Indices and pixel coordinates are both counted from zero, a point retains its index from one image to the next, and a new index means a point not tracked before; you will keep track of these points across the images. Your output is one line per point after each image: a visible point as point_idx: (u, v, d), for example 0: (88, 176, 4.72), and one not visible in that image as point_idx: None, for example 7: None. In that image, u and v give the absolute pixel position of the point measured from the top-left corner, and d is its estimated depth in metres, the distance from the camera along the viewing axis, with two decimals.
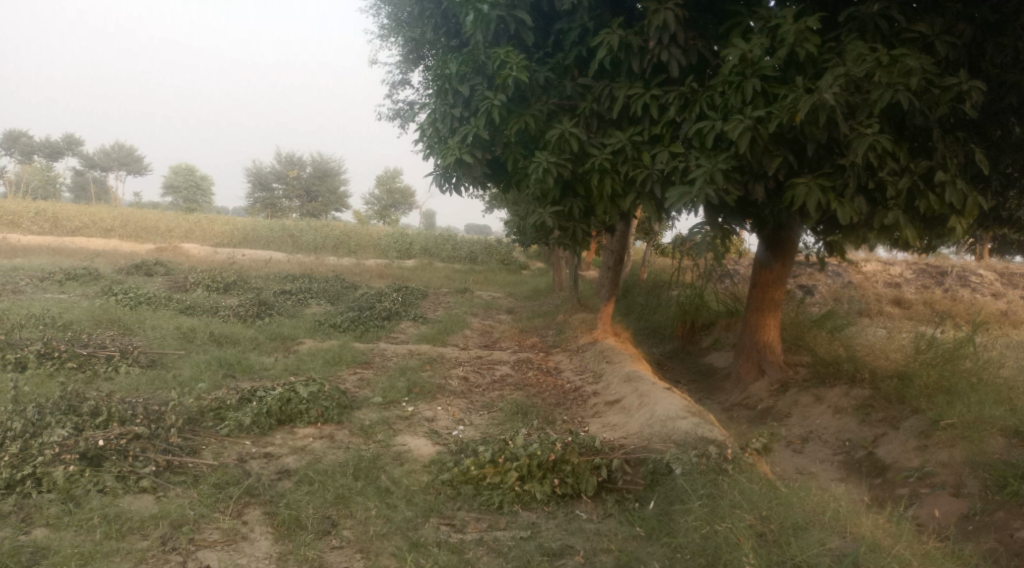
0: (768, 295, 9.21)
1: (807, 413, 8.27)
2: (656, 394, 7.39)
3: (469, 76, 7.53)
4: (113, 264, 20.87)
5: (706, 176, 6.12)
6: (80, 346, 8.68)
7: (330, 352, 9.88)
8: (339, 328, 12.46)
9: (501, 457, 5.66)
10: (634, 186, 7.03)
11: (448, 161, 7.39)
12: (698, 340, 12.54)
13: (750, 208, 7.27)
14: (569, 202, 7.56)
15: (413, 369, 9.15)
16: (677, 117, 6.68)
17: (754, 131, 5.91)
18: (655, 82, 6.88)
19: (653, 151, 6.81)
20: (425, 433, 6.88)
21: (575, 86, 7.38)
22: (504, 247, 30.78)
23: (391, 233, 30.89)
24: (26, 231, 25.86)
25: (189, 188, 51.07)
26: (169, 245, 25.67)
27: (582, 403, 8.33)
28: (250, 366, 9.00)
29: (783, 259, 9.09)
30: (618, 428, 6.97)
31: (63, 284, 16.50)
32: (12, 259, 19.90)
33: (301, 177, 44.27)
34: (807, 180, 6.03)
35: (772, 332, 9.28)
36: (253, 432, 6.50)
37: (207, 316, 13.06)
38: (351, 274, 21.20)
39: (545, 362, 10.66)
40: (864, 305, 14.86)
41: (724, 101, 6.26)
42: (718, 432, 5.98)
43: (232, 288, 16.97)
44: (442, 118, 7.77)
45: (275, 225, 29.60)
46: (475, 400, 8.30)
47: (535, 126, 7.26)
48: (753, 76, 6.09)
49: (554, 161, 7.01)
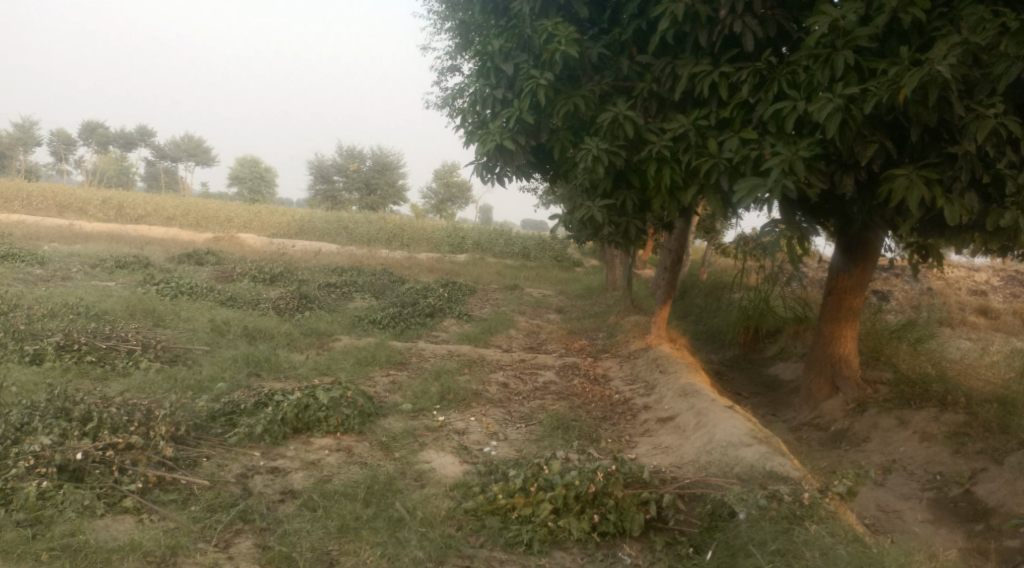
0: (844, 303, 8.25)
1: (889, 439, 7.37)
2: (715, 413, 6.55)
3: (514, 54, 6.83)
4: (166, 252, 20.75)
5: (784, 165, 5.27)
6: (102, 338, 8.23)
7: (364, 351, 9.24)
8: (379, 324, 11.85)
9: (534, 485, 4.90)
10: (697, 177, 6.17)
11: (487, 147, 6.67)
12: (761, 349, 11.55)
13: (832, 204, 6.35)
14: (622, 194, 6.71)
15: (449, 373, 8.44)
16: (750, 98, 5.82)
17: (845, 112, 5.02)
18: (726, 57, 6.01)
19: (720, 138, 5.95)
20: (454, 449, 6.16)
21: (633, 65, 6.60)
22: (559, 244, 29.92)
23: (445, 227, 30.32)
24: (93, 218, 26.18)
25: (253, 179, 51.65)
26: (226, 234, 25.61)
27: (631, 418, 7.52)
28: (277, 365, 8.43)
29: (863, 263, 8.11)
30: (671, 451, 6.16)
31: (112, 271, 16.33)
32: (71, 245, 19.93)
33: (360, 170, 44.13)
34: (908, 171, 5.07)
35: (849, 344, 8.29)
36: (263, 441, 5.88)
37: (247, 309, 12.62)
38: (401, 267, 20.68)
39: (594, 368, 9.85)
40: (945, 313, 13.65)
41: (808, 77, 5.38)
42: (789, 466, 5.12)
43: (278, 279, 16.57)
44: (482, 100, 7.05)
45: (331, 217, 29.36)
46: (513, 411, 7.56)
47: (585, 109, 6.46)
48: (844, 48, 5.20)
49: (606, 149, 6.20)
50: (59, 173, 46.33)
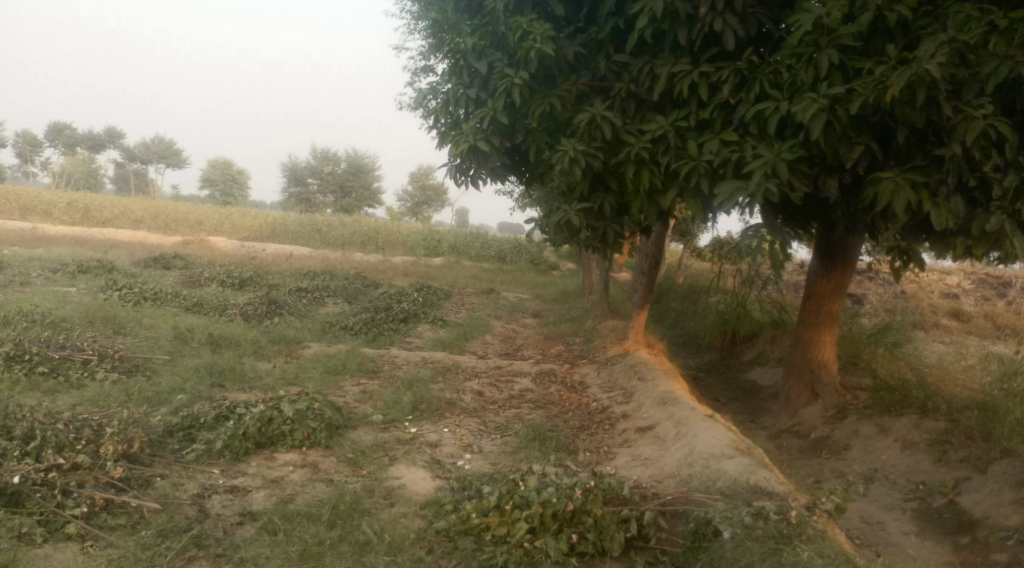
0: (823, 307, 8.11)
1: (871, 447, 7.24)
2: (695, 423, 6.36)
3: (487, 52, 6.60)
4: (133, 256, 20.21)
5: (766, 168, 5.08)
6: (56, 348, 7.85)
7: (334, 358, 8.94)
8: (350, 331, 11.55)
9: (509, 503, 4.66)
10: (676, 180, 5.97)
11: (460, 149, 6.43)
12: (739, 353, 11.43)
13: (813, 208, 6.19)
14: (599, 198, 6.48)
15: (421, 382, 8.18)
16: (731, 98, 5.63)
17: (829, 112, 4.84)
18: (706, 57, 5.82)
19: (700, 139, 5.76)
20: (425, 463, 5.90)
21: (610, 65, 6.39)
22: (535, 247, 29.70)
23: (420, 230, 29.98)
24: (57, 221, 25.49)
25: (225, 181, 50.89)
26: (196, 237, 25.06)
27: (608, 428, 7.31)
28: (242, 375, 8.10)
29: (842, 267, 7.97)
30: (651, 463, 5.95)
31: (75, 276, 15.82)
32: (33, 249, 19.31)
33: (334, 173, 43.62)
34: (894, 174, 4.91)
35: (828, 350, 8.15)
36: (223, 458, 5.59)
37: (214, 315, 12.23)
38: (374, 271, 20.33)
39: (570, 375, 9.63)
40: (920, 316, 13.63)
41: (791, 77, 5.20)
42: (774, 480, 4.93)
43: (248, 284, 16.17)
44: (455, 99, 6.80)
45: (304, 220, 28.90)
46: (488, 421, 7.31)
47: (561, 109, 6.24)
48: (829, 46, 5.03)
49: (582, 151, 5.98)
50: (25, 175, 45.27)
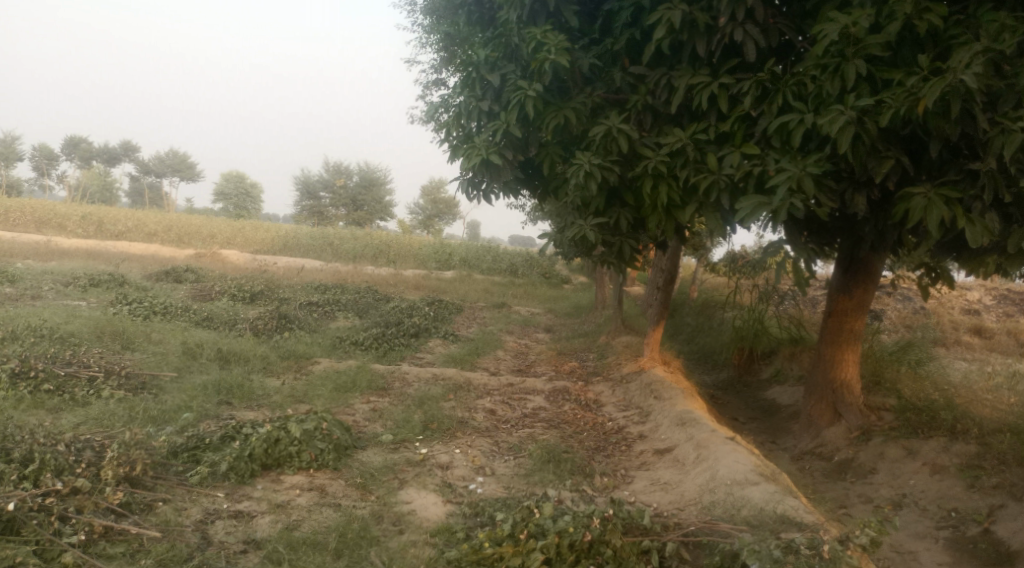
0: (845, 325, 7.88)
1: (898, 471, 6.98)
2: (715, 445, 6.13)
3: (501, 64, 6.49)
4: (145, 269, 20.14)
5: (791, 183, 4.91)
6: (62, 364, 7.70)
7: (344, 375, 8.76)
8: (361, 346, 11.37)
9: (524, 533, 4.45)
10: (695, 195, 5.78)
11: (473, 162, 6.27)
12: (756, 371, 11.17)
13: (841, 223, 5.96)
14: (616, 213, 6.29)
15: (432, 400, 7.98)
16: (752, 111, 5.44)
17: (858, 125, 4.66)
18: (726, 68, 5.63)
19: (720, 153, 5.57)
20: (436, 487, 5.70)
21: (626, 76, 6.23)
22: (547, 261, 29.53)
23: (432, 243, 29.85)
24: (71, 234, 25.53)
25: (239, 194, 51.06)
26: (208, 250, 25.00)
27: (625, 449, 7.09)
28: (250, 393, 7.93)
29: (864, 283, 7.73)
30: (670, 488, 5.73)
31: (86, 290, 15.73)
32: (46, 263, 19.28)
33: (347, 186, 43.63)
34: (926, 190, 4.70)
35: (851, 369, 7.91)
36: (228, 481, 5.41)
37: (224, 330, 12.09)
38: (386, 285, 20.18)
39: (585, 393, 9.41)
40: (940, 333, 13.35)
41: (816, 89, 5.01)
42: (802, 509, 4.71)
43: (258, 298, 16.05)
44: (468, 112, 6.66)
45: (316, 233, 28.83)
46: (501, 441, 7.10)
47: (576, 122, 6.07)
48: (856, 57, 4.85)
49: (599, 164, 5.81)
50: (41, 188, 45.54)
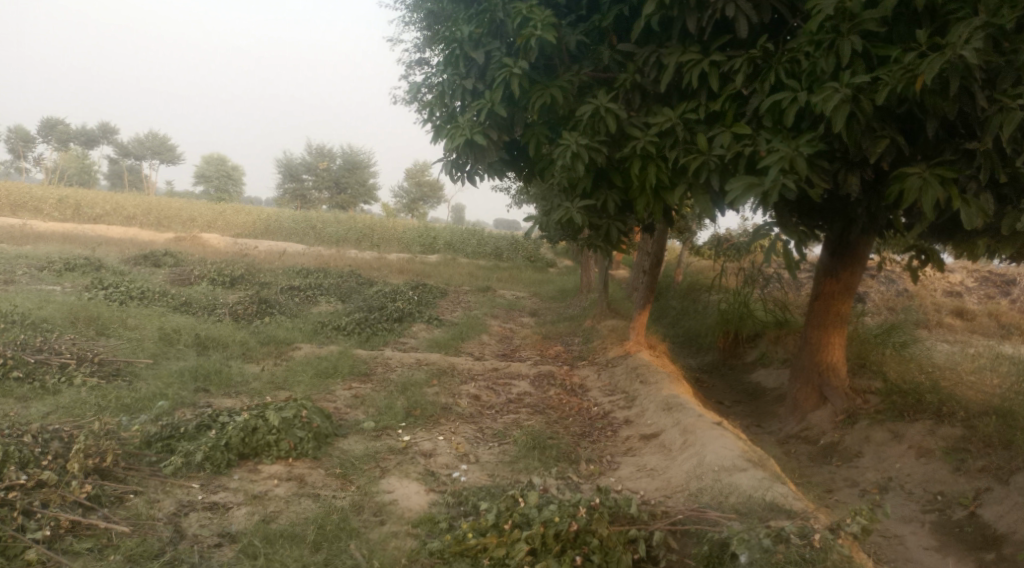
0: (832, 308, 7.80)
1: (884, 454, 6.93)
2: (703, 431, 6.04)
3: (485, 41, 6.30)
4: (122, 253, 19.79)
5: (783, 163, 4.80)
6: (33, 351, 7.49)
7: (325, 361, 8.60)
8: (343, 331, 11.19)
9: (508, 523, 4.34)
10: (685, 176, 5.64)
11: (457, 143, 6.11)
12: (742, 354, 11.09)
13: (833, 204, 5.84)
14: (603, 194, 6.14)
15: (415, 386, 7.84)
16: (744, 89, 5.31)
17: (853, 103, 4.55)
18: (717, 45, 5.49)
19: (711, 133, 5.44)
20: (419, 475, 5.57)
21: (614, 54, 6.07)
22: (531, 244, 29.38)
23: (415, 226, 29.61)
24: (48, 217, 25.08)
25: (220, 177, 50.42)
26: (189, 234, 24.67)
27: (611, 435, 6.98)
28: (228, 379, 7.76)
29: (852, 265, 7.66)
30: (657, 475, 5.64)
31: (62, 274, 15.43)
32: (21, 246, 18.91)
33: (330, 169, 43.18)
34: (921, 169, 4.59)
35: (838, 353, 7.84)
36: (204, 470, 5.26)
37: (203, 315, 11.88)
38: (369, 269, 19.97)
39: (570, 377, 9.30)
40: (923, 315, 13.35)
41: (810, 66, 4.89)
42: (792, 496, 4.63)
43: (239, 283, 15.81)
44: (451, 91, 6.48)
45: (298, 216, 28.50)
46: (485, 428, 6.97)
47: (563, 101, 5.92)
48: (851, 33, 4.73)
49: (586, 145, 5.66)
50: (18, 170, 44.78)
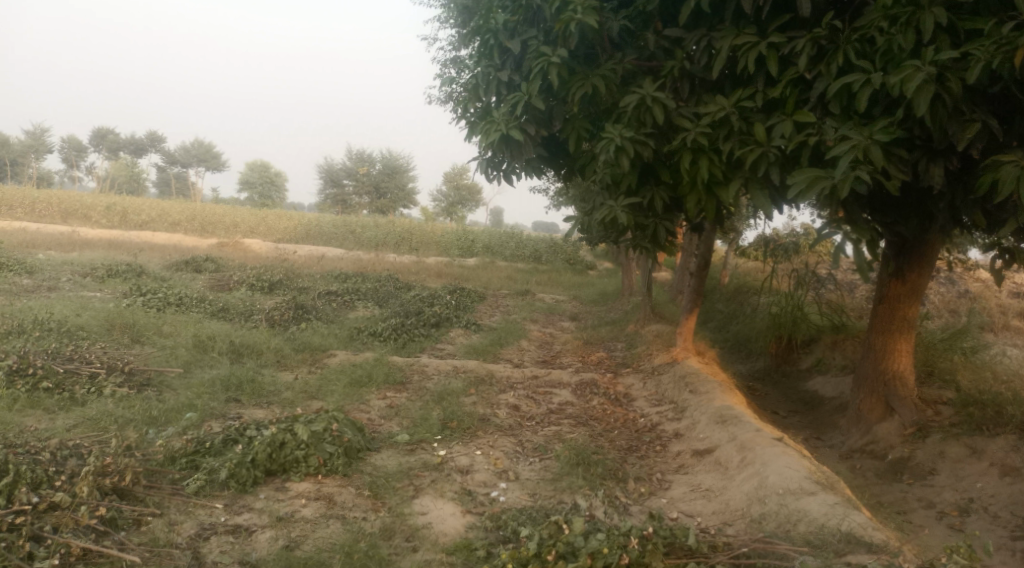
0: (897, 312, 7.23)
1: (961, 473, 6.37)
2: (761, 447, 5.57)
3: (521, 29, 5.93)
4: (164, 259, 19.80)
5: (856, 153, 4.38)
6: (62, 360, 7.29)
7: (360, 369, 8.28)
8: (380, 338, 10.89)
9: (552, 553, 3.94)
10: (740, 170, 5.20)
11: (491, 139, 5.74)
12: (796, 360, 10.52)
13: (913, 200, 5.34)
14: (650, 192, 5.72)
15: (452, 396, 7.48)
16: (807, 73, 4.86)
17: (937, 83, 4.15)
18: (776, 25, 5.05)
19: (769, 122, 4.99)
20: (455, 495, 5.20)
21: (661, 40, 5.65)
22: (571, 247, 28.90)
23: (455, 230, 29.34)
24: (95, 224, 25.35)
25: (263, 183, 50.89)
26: (231, 240, 24.72)
27: (660, 450, 6.54)
28: (259, 389, 7.47)
29: (919, 267, 7.11)
30: (714, 497, 5.20)
31: (104, 280, 15.42)
32: (66, 253, 19.03)
33: (370, 174, 43.21)
34: (1018, 157, 4.11)
35: (904, 359, 7.28)
36: (228, 490, 4.95)
37: (239, 322, 11.68)
38: (408, 273, 19.71)
39: (614, 386, 8.85)
40: (987, 317, 12.61)
41: (885, 44, 4.46)
42: (869, 526, 4.16)
43: (277, 288, 15.64)
44: (485, 84, 6.12)
45: (338, 221, 28.43)
46: (525, 441, 6.57)
47: (606, 92, 5.52)
48: (933, 5, 4.33)
49: (632, 138, 5.25)
50: (70, 179, 45.75)
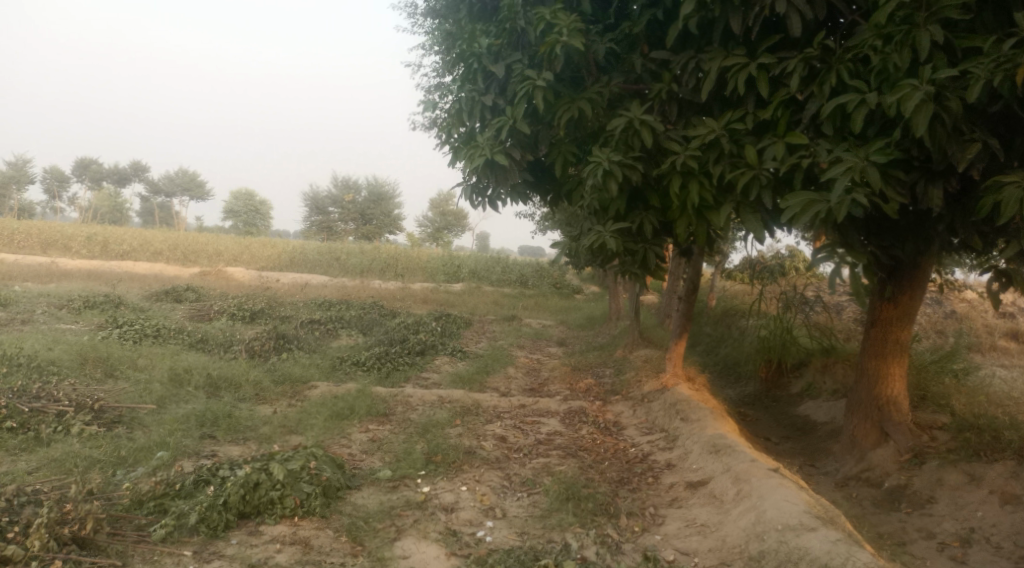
0: (891, 336, 7.07)
1: (960, 501, 6.18)
2: (757, 479, 5.35)
3: (505, 53, 5.79)
4: (144, 289, 19.45)
5: (853, 174, 4.24)
6: (29, 398, 7.00)
7: (342, 400, 8.02)
8: (363, 367, 10.63)
9: None
10: (732, 194, 5.03)
11: (475, 164, 5.57)
12: (786, 384, 10.33)
13: (910, 221, 5.18)
14: (638, 216, 5.55)
15: (437, 428, 7.23)
16: (798, 94, 4.72)
17: (936, 103, 4.03)
18: (766, 46, 4.92)
19: (761, 144, 4.84)
20: (438, 536, 4.95)
21: (648, 62, 5.51)
22: (557, 270, 28.79)
23: (440, 255, 29.14)
24: (76, 254, 24.96)
25: (248, 211, 50.57)
26: (214, 268, 24.38)
27: (652, 482, 6.32)
28: (236, 424, 7.19)
29: (912, 290, 6.95)
30: (709, 533, 4.97)
31: (81, 312, 15.08)
32: (44, 284, 18.65)
33: (355, 201, 43.01)
34: (1019, 178, 3.98)
35: (898, 385, 7.11)
36: (197, 536, 4.68)
37: (219, 353, 11.39)
38: (393, 299, 19.47)
39: (603, 414, 8.63)
40: (976, 338, 12.52)
41: (880, 63, 4.33)
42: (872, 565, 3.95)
43: (260, 317, 15.35)
44: (468, 109, 5.95)
45: (323, 248, 28.17)
46: (512, 475, 6.32)
47: (592, 115, 5.36)
48: (928, 23, 4.20)
49: (619, 162, 5.08)
50: (52, 209, 45.29)
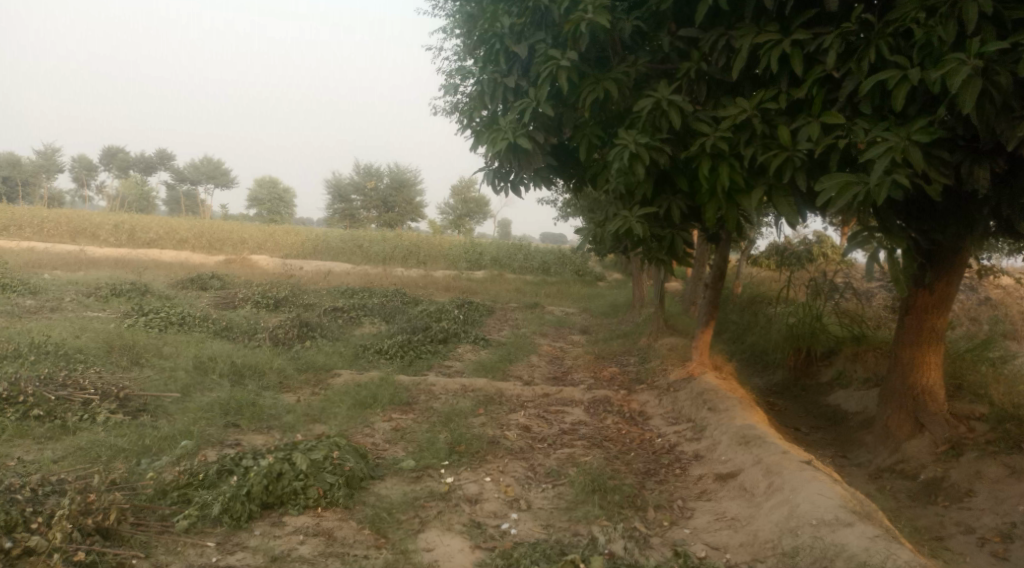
0: (925, 323, 6.87)
1: (1000, 495, 6.00)
2: (789, 471, 5.22)
3: (528, 33, 5.65)
4: (170, 278, 19.54)
5: (894, 154, 4.09)
6: (54, 386, 7.01)
7: (365, 389, 7.96)
8: (385, 355, 10.57)
9: None
10: (763, 176, 4.88)
11: (498, 148, 5.47)
12: (816, 373, 10.14)
13: (953, 203, 5.01)
14: (666, 201, 5.41)
15: (460, 417, 7.15)
16: (835, 71, 4.55)
17: (984, 77, 3.87)
18: (801, 21, 4.74)
19: (794, 125, 4.68)
20: (463, 528, 4.88)
21: (676, 40, 5.35)
22: (580, 257, 28.60)
23: (463, 242, 29.04)
24: (103, 243, 25.15)
25: (272, 199, 50.77)
26: (239, 256, 24.46)
27: (679, 473, 6.20)
28: (259, 413, 7.16)
29: (948, 276, 6.75)
30: (740, 527, 4.85)
31: (108, 300, 15.16)
32: (72, 273, 18.79)
33: (378, 188, 42.98)
34: None
35: (933, 373, 6.92)
36: (220, 526, 4.64)
37: (242, 342, 11.39)
38: (416, 287, 19.41)
39: (628, 403, 8.51)
40: (1011, 325, 12.23)
41: (924, 36, 4.17)
42: None
43: (283, 305, 15.35)
44: (490, 91, 5.84)
45: (346, 235, 28.18)
46: (536, 466, 6.23)
47: (618, 96, 5.22)
48: None
49: (646, 144, 4.94)
50: (80, 199, 45.75)
